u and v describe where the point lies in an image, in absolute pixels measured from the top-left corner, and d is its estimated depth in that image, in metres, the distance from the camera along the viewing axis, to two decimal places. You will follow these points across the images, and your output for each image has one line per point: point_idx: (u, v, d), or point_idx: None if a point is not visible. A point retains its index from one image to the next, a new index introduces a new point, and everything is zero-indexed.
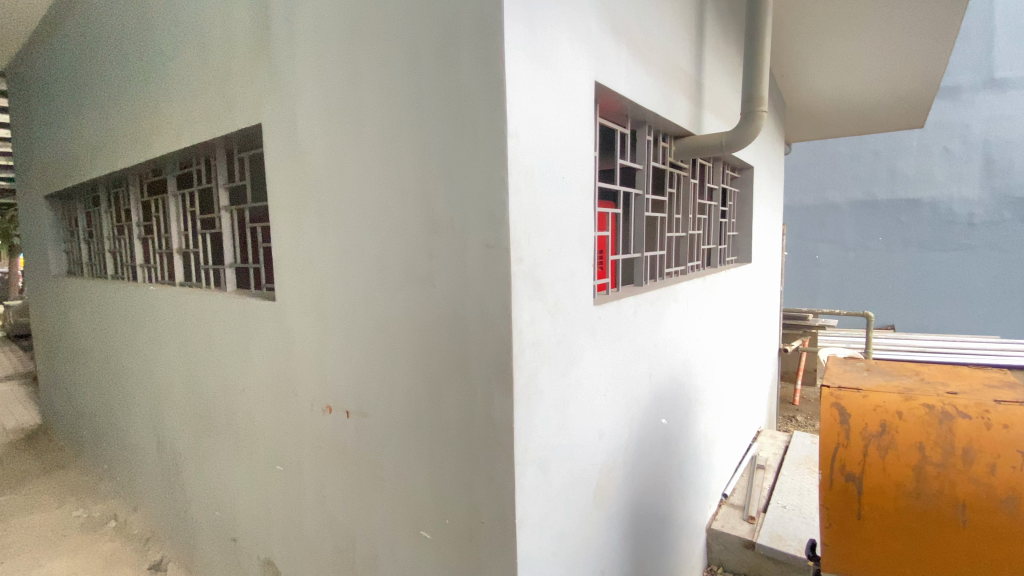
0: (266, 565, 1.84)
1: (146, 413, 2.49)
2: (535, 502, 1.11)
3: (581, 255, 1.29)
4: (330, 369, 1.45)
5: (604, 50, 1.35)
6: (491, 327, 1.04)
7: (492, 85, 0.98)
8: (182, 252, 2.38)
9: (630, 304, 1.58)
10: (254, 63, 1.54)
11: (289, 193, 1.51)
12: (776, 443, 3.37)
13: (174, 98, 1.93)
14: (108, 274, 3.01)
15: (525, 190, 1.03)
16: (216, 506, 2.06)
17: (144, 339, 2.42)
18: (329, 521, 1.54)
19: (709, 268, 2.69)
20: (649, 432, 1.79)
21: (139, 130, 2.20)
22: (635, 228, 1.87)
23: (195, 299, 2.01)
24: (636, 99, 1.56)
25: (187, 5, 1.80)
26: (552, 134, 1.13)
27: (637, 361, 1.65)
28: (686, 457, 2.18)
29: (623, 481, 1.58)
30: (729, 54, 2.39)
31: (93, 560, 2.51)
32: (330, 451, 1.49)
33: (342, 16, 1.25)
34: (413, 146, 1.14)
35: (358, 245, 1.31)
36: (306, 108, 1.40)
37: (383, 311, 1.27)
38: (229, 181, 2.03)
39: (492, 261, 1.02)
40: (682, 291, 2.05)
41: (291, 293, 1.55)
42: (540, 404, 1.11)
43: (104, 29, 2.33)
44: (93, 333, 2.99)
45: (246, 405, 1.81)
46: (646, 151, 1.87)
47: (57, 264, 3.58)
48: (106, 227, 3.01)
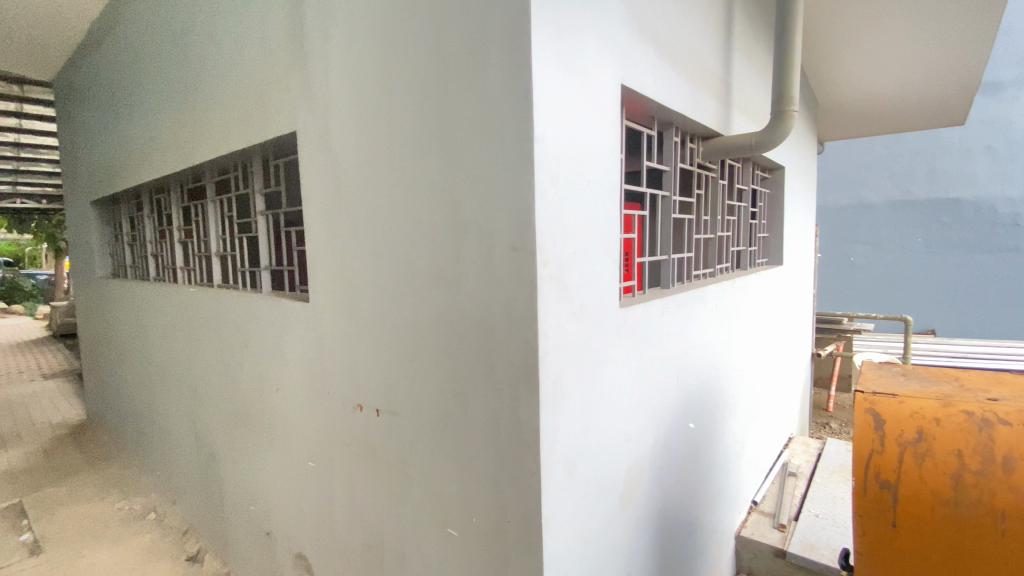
0: (299, 558, 1.89)
1: (185, 410, 2.59)
2: (561, 504, 1.12)
3: (607, 258, 1.30)
4: (361, 369, 1.49)
5: (630, 52, 1.35)
6: (517, 329, 1.06)
7: (519, 91, 1.00)
8: (220, 256, 2.48)
9: (656, 307, 1.57)
10: (290, 72, 1.60)
11: (322, 197, 1.56)
12: (809, 450, 3.28)
13: (213, 107, 2.02)
14: (151, 276, 3.15)
15: (551, 194, 1.05)
16: (251, 501, 2.13)
17: (184, 338, 2.52)
18: (359, 517, 1.58)
19: (739, 270, 2.65)
20: (677, 436, 1.77)
21: (180, 138, 2.29)
22: (662, 231, 1.86)
23: (232, 301, 2.09)
24: (662, 101, 1.55)
25: (226, 18, 1.87)
26: (578, 137, 1.15)
27: (664, 364, 1.64)
28: (715, 462, 2.15)
29: (650, 485, 1.58)
30: (759, 53, 2.36)
31: (134, 551, 2.58)
32: (360, 450, 1.53)
33: (374, 26, 1.28)
34: (441, 151, 1.17)
35: (388, 249, 1.34)
36: (339, 116, 1.44)
37: (413, 312, 1.30)
38: (264, 187, 2.11)
39: (519, 264, 1.04)
40: (710, 294, 2.03)
41: (324, 295, 1.60)
42: (566, 406, 1.12)
43: (148, 43, 2.45)
44: (135, 332, 3.12)
45: (280, 403, 1.87)
46: (673, 153, 1.85)
47: (102, 267, 3.75)
48: (148, 231, 3.14)
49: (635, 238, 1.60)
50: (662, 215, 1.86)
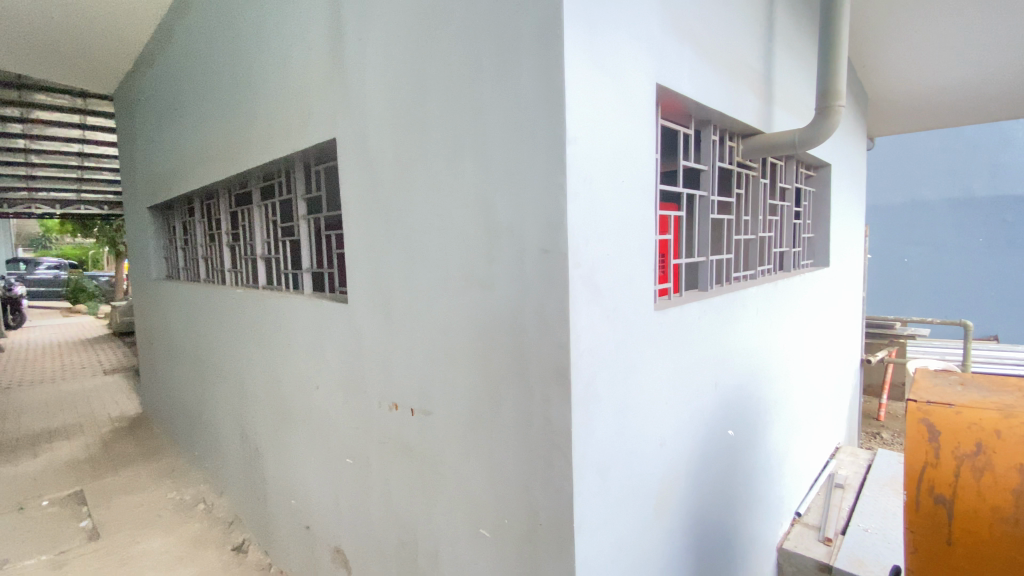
0: (337, 553, 1.95)
1: (232, 406, 2.70)
2: (593, 508, 1.10)
3: (641, 259, 1.28)
4: (396, 369, 1.52)
5: (666, 51, 1.32)
6: (549, 331, 1.06)
7: (551, 93, 1.00)
8: (265, 258, 2.58)
9: (693, 310, 1.53)
10: (329, 80, 1.66)
11: (360, 201, 1.60)
12: (858, 460, 3.13)
13: (259, 116, 2.10)
14: (201, 278, 3.31)
15: (583, 194, 1.04)
16: (293, 495, 2.20)
17: (231, 337, 2.63)
18: (394, 515, 1.61)
19: (782, 272, 2.56)
20: (714, 443, 1.72)
21: (228, 146, 2.40)
22: (699, 232, 1.81)
23: (276, 301, 2.17)
24: (700, 99, 1.51)
25: (271, 30, 1.95)
26: (612, 137, 1.13)
27: (701, 369, 1.59)
28: (756, 471, 2.08)
29: (687, 492, 1.54)
30: (802, 47, 2.28)
31: (183, 539, 2.70)
32: (395, 449, 1.56)
33: (410, 32, 1.31)
34: (474, 154, 1.18)
35: (422, 251, 1.37)
36: (375, 121, 1.48)
37: (446, 314, 1.31)
38: (306, 192, 2.18)
39: (550, 266, 1.04)
40: (751, 297, 1.96)
41: (361, 296, 1.64)
42: (599, 409, 1.11)
43: (199, 55, 2.57)
44: (187, 331, 3.29)
45: (320, 400, 1.93)
46: (711, 152, 1.80)
47: (157, 269, 3.97)
48: (199, 235, 3.30)
49: (671, 239, 1.56)
50: (700, 215, 1.82)
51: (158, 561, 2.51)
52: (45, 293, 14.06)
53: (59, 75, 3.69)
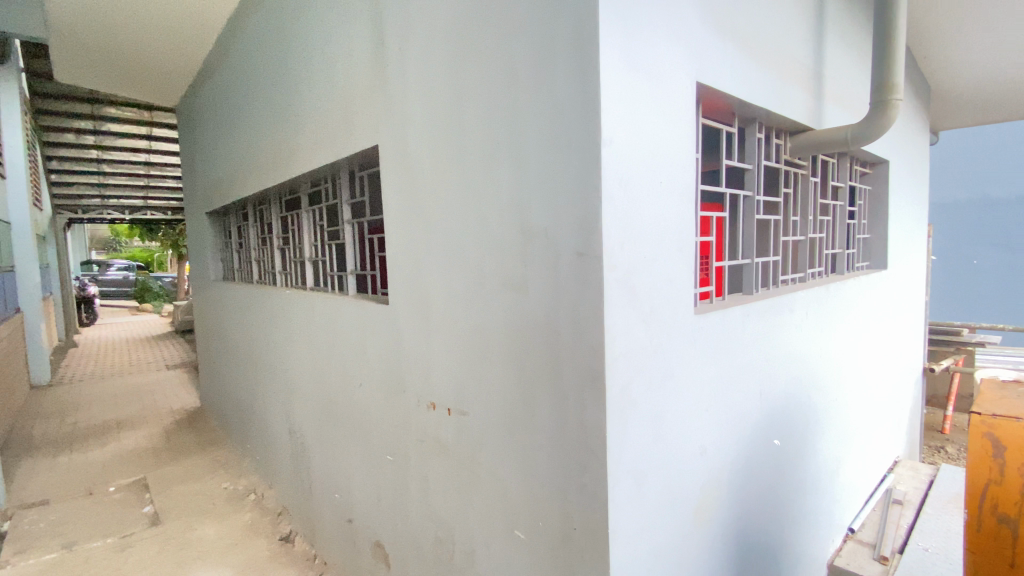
0: (377, 547, 2.00)
1: (281, 401, 2.83)
2: (628, 515, 1.09)
3: (680, 262, 1.25)
4: (434, 370, 1.55)
5: (707, 48, 1.30)
6: (584, 334, 1.05)
7: (586, 97, 1.00)
8: (312, 261, 2.68)
9: (737, 315, 1.48)
10: (372, 89, 1.71)
11: (401, 205, 1.65)
12: (918, 475, 2.94)
13: (307, 124, 2.20)
14: (254, 279, 3.48)
15: (619, 197, 1.04)
16: (336, 489, 2.28)
17: (281, 335, 2.76)
18: (431, 513, 1.64)
19: (834, 275, 2.44)
20: (759, 452, 1.66)
21: (279, 154, 2.52)
22: (744, 233, 1.75)
23: (322, 301, 2.26)
24: (744, 97, 1.47)
25: (318, 43, 2.04)
26: (650, 139, 1.12)
27: (745, 376, 1.54)
28: (805, 483, 1.99)
29: (730, 502, 1.49)
30: (855, 38, 2.17)
31: (236, 527, 2.84)
32: (432, 448, 1.60)
33: (448, 40, 1.35)
34: (510, 158, 1.19)
35: (459, 253, 1.40)
36: (415, 127, 1.52)
37: (482, 317, 1.33)
38: (351, 197, 2.25)
39: (585, 269, 1.04)
40: (799, 301, 1.88)
41: (401, 297, 1.69)
42: (634, 415, 1.10)
43: (253, 68, 2.71)
44: (241, 330, 3.46)
45: (362, 398, 1.99)
46: (756, 150, 1.74)
47: (215, 270, 4.20)
48: (252, 238, 3.47)
49: (713, 241, 1.51)
50: (744, 216, 1.76)
51: (213, 547, 2.65)
52: (115, 293, 15.13)
53: (128, 90, 3.97)
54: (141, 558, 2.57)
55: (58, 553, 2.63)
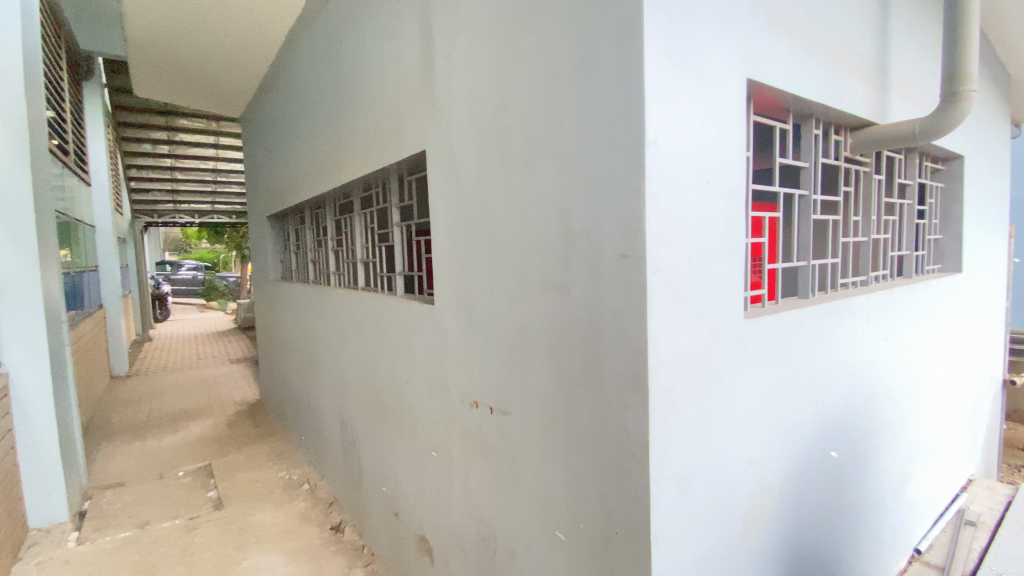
0: (421, 540, 2.06)
1: (333, 396, 2.96)
2: (672, 522, 1.07)
3: (730, 264, 1.22)
4: (478, 369, 1.58)
5: (759, 43, 1.26)
6: (626, 337, 1.05)
7: (631, 97, 1.00)
8: (364, 262, 2.79)
9: (791, 319, 1.42)
10: (420, 95, 1.77)
11: (446, 207, 1.69)
12: (995, 497, 2.72)
13: (359, 131, 2.29)
14: (311, 279, 3.65)
15: (664, 197, 1.02)
16: (384, 483, 2.36)
17: (334, 333, 2.89)
18: (474, 510, 1.68)
19: (900, 279, 2.29)
20: (814, 464, 1.58)
21: (334, 161, 2.64)
22: (799, 234, 1.68)
23: (372, 301, 2.35)
24: (799, 92, 1.41)
25: (369, 53, 2.12)
26: (697, 139, 1.10)
27: (799, 383, 1.48)
28: (866, 498, 1.88)
29: (781, 514, 1.44)
30: (924, 27, 2.04)
31: (291, 514, 2.99)
32: (475, 446, 1.63)
33: (494, 45, 1.37)
34: (552, 160, 1.21)
35: (502, 254, 1.42)
36: (461, 132, 1.56)
37: (525, 318, 1.35)
38: (400, 201, 2.33)
39: (628, 271, 1.03)
40: (860, 306, 1.78)
41: (446, 298, 1.73)
42: (679, 420, 1.08)
43: (311, 78, 2.85)
44: (298, 328, 3.64)
45: (409, 395, 2.05)
46: (813, 147, 1.66)
47: (275, 271, 4.43)
48: (309, 240, 3.64)
49: (766, 243, 1.45)
50: (799, 217, 1.68)
51: (270, 532, 2.80)
52: (185, 292, 16.25)
53: (199, 101, 4.26)
54: (207, 539, 2.76)
55: (132, 531, 2.85)
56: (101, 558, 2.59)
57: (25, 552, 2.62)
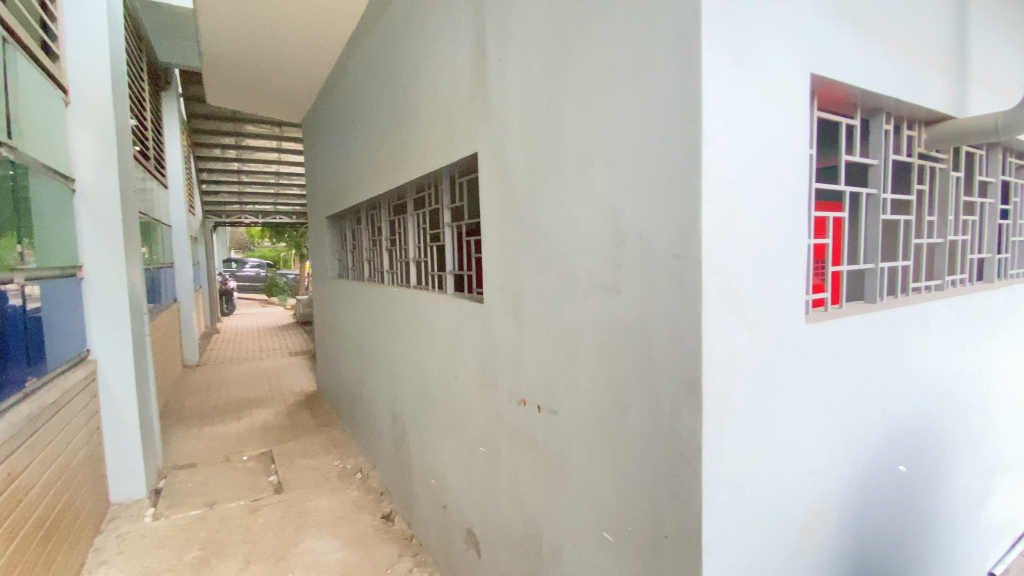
0: (468, 533, 2.10)
1: (385, 390, 3.07)
2: (725, 528, 1.05)
3: (791, 266, 1.18)
4: (526, 368, 1.60)
5: (823, 36, 1.21)
6: (680, 340, 1.03)
7: (686, 96, 0.99)
8: (416, 261, 2.87)
9: (856, 324, 1.36)
10: (473, 99, 1.81)
11: (497, 208, 1.72)
12: None
13: (414, 134, 2.37)
14: (365, 277, 3.79)
15: (721, 198, 1.00)
16: (432, 475, 2.43)
17: (387, 329, 2.99)
18: (520, 506, 1.70)
19: (980, 284, 2.13)
20: (881, 478, 1.50)
21: (389, 163, 2.74)
22: (866, 235, 1.59)
23: (424, 298, 2.43)
24: (867, 86, 1.34)
25: (424, 58, 2.19)
26: (755, 136, 1.07)
27: (865, 392, 1.40)
28: (937, 517, 1.76)
29: (843, 528, 1.37)
30: (1009, 13, 1.89)
31: (344, 502, 3.12)
32: (523, 444, 1.65)
33: (548, 47, 1.38)
34: (603, 161, 1.21)
35: (553, 254, 1.43)
36: (512, 134, 1.58)
37: (575, 318, 1.35)
38: (451, 202, 2.39)
39: (682, 272, 1.02)
40: (935, 312, 1.67)
41: (496, 296, 1.76)
42: (734, 425, 1.06)
43: (368, 84, 2.97)
44: (353, 323, 3.79)
45: (458, 391, 2.10)
46: (883, 143, 1.57)
47: (332, 268, 4.63)
48: (364, 240, 3.78)
49: (829, 245, 1.39)
50: (866, 218, 1.60)
51: (325, 518, 2.94)
52: (249, 287, 17.25)
53: (264, 108, 4.52)
54: (268, 520, 2.92)
55: (201, 509, 3.07)
56: (175, 533, 2.80)
57: (108, 524, 2.86)
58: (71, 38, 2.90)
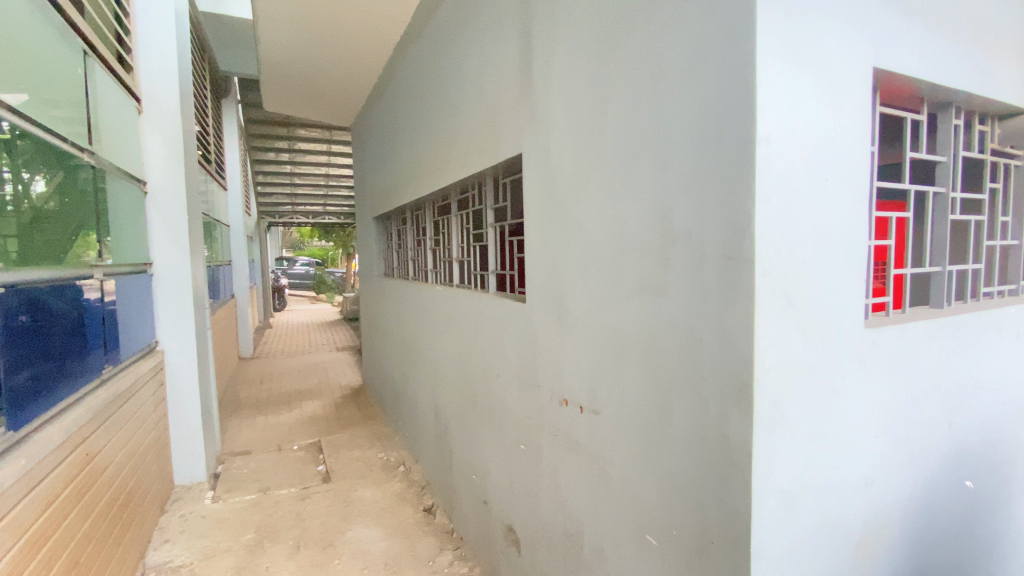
0: (509, 530, 2.13)
1: (428, 386, 3.14)
2: (774, 538, 1.03)
3: (850, 270, 1.13)
4: (569, 368, 1.61)
5: (887, 28, 1.15)
6: (730, 343, 1.02)
7: (740, 94, 0.97)
8: (459, 260, 2.92)
9: (920, 330, 1.29)
10: (518, 101, 1.83)
11: (541, 208, 1.73)
12: None
13: (459, 136, 2.42)
14: (410, 275, 3.88)
15: (776, 197, 0.98)
16: (474, 471, 2.47)
17: (430, 327, 3.06)
18: (562, 505, 1.71)
19: None
20: (946, 493, 1.41)
21: (434, 165, 2.81)
22: (933, 236, 1.51)
23: (467, 297, 2.47)
24: (936, 80, 1.27)
25: (470, 61, 2.23)
26: (812, 134, 1.04)
27: (929, 402, 1.33)
28: (1007, 537, 1.65)
29: (902, 545, 1.30)
30: None
31: (388, 493, 3.21)
32: (565, 443, 1.65)
33: (595, 48, 1.39)
34: (651, 160, 1.20)
35: (597, 255, 1.43)
36: (558, 134, 1.59)
37: (620, 319, 1.35)
38: (495, 202, 2.41)
39: (733, 274, 1.00)
40: (1009, 319, 1.56)
41: (539, 297, 1.77)
42: (787, 432, 1.03)
43: (415, 86, 3.04)
44: (397, 321, 3.90)
45: (500, 388, 2.13)
46: (952, 139, 1.48)
47: (378, 267, 4.77)
48: (409, 239, 3.88)
49: (891, 246, 1.32)
50: (934, 218, 1.51)
51: (370, 508, 3.03)
52: (299, 284, 17.99)
53: (316, 112, 4.70)
54: (317, 508, 3.05)
55: (256, 495, 3.23)
56: (232, 516, 2.96)
57: (172, 505, 3.06)
58: (143, 50, 3.12)
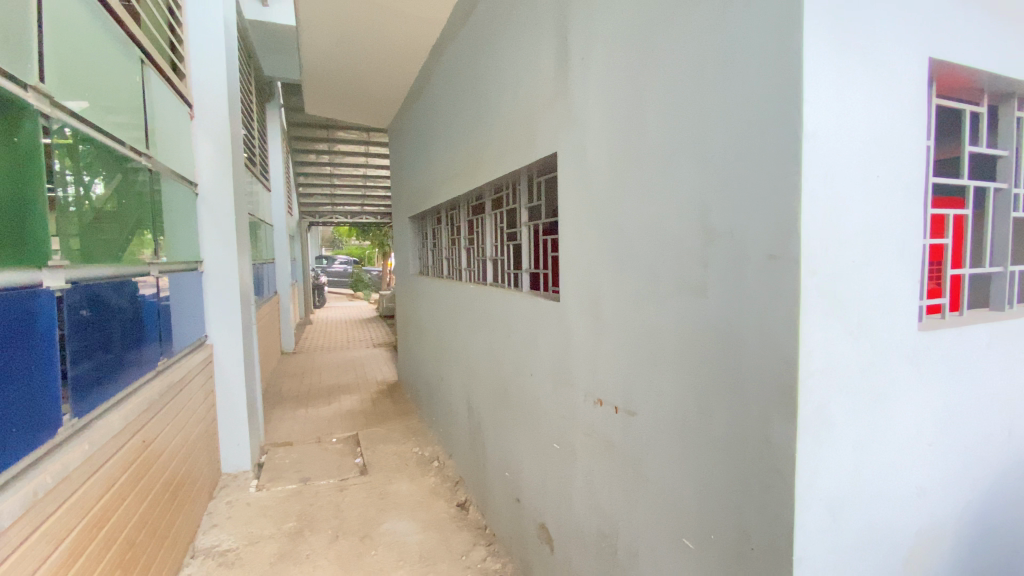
0: (542, 528, 2.13)
1: (462, 383, 3.18)
2: (819, 547, 0.99)
3: (902, 271, 1.08)
4: (604, 367, 1.60)
5: (944, 16, 1.10)
6: (773, 344, 0.99)
7: (786, 90, 0.94)
8: (493, 259, 2.95)
9: (979, 333, 1.22)
10: (554, 99, 1.83)
11: (577, 207, 1.73)
12: None
13: (494, 135, 2.44)
14: (445, 273, 3.93)
15: (822, 194, 0.95)
16: (507, 468, 2.49)
17: (464, 324, 3.10)
18: (595, 505, 1.70)
19: None
20: (1006, 506, 1.34)
21: (470, 165, 2.84)
22: (994, 235, 1.42)
23: (501, 296, 2.49)
24: (997, 70, 1.20)
25: (506, 61, 2.25)
26: (862, 128, 1.00)
27: (988, 409, 1.26)
28: None
29: (957, 559, 1.24)
30: None
31: (422, 488, 3.27)
32: (599, 443, 1.65)
33: (634, 46, 1.38)
34: (691, 159, 1.18)
35: (634, 254, 1.42)
36: (594, 133, 1.59)
37: (657, 319, 1.33)
38: (529, 201, 2.42)
39: (777, 274, 0.98)
40: None
41: (574, 296, 1.77)
42: (833, 437, 1.00)
43: (452, 87, 3.08)
44: (432, 318, 3.96)
45: (533, 387, 2.14)
46: (1016, 133, 1.40)
47: (414, 266, 4.85)
48: (444, 238, 3.93)
49: (948, 245, 1.26)
50: (995, 217, 1.42)
51: (405, 501, 3.10)
52: (337, 283, 18.49)
53: (355, 114, 4.82)
54: (354, 499, 3.14)
55: (297, 484, 3.35)
56: (274, 504, 3.08)
57: (220, 492, 3.21)
58: (195, 59, 3.28)
